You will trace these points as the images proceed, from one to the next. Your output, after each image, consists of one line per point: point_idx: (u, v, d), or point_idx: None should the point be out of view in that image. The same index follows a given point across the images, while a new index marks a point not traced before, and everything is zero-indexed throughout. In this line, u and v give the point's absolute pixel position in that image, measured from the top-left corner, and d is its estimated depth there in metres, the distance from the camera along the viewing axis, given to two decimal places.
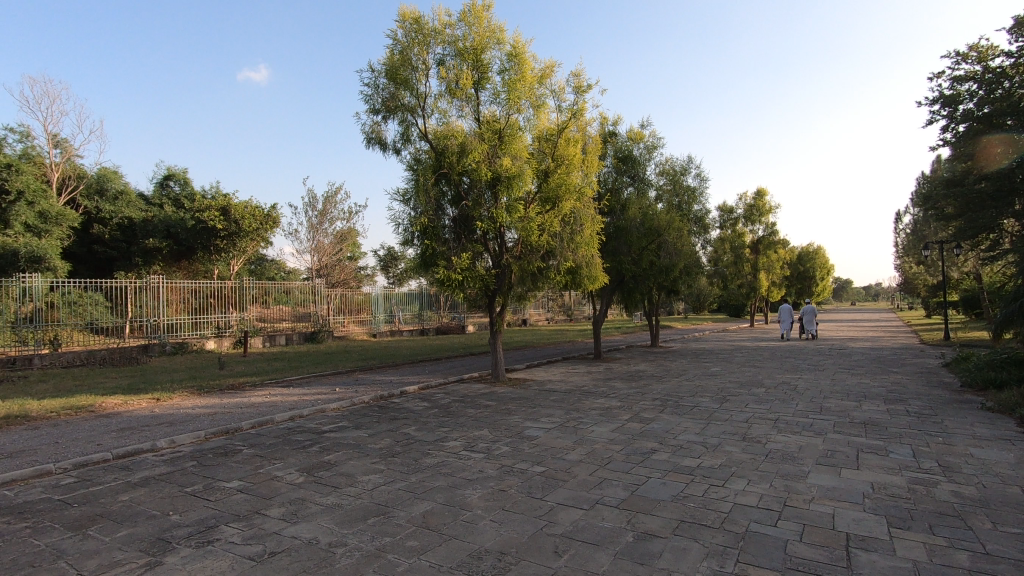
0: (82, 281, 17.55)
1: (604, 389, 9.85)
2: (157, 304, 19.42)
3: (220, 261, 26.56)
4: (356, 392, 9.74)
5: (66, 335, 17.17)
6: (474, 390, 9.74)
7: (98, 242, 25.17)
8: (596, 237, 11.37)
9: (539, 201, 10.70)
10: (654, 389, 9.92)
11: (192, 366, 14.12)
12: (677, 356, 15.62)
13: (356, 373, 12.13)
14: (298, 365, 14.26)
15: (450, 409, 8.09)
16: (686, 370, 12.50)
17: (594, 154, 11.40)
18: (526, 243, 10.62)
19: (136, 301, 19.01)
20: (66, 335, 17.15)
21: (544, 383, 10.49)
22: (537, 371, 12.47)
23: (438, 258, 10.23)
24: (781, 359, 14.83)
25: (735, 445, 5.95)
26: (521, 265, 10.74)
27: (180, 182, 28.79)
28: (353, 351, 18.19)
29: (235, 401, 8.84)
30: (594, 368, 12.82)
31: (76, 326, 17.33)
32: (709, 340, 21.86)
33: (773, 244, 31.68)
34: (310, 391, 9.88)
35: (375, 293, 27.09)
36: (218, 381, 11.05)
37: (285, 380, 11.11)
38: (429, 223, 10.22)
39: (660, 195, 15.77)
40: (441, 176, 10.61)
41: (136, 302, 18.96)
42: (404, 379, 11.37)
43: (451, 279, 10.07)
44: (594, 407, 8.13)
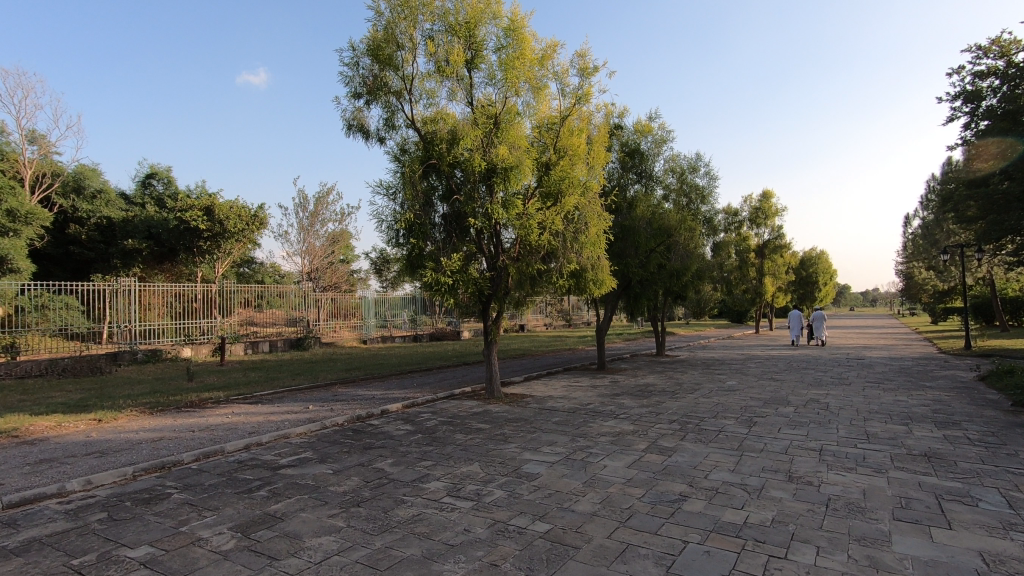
0: (53, 283, 16.27)
1: (612, 407, 8.72)
2: (131, 309, 18.00)
3: (204, 263, 25.37)
4: (331, 411, 8.58)
5: (30, 340, 15.97)
6: (465, 409, 8.59)
7: (75, 243, 23.98)
8: (602, 236, 10.24)
9: (540, 196, 9.62)
10: (669, 407, 8.78)
11: (160, 377, 12.92)
12: (687, 367, 14.50)
13: (336, 387, 10.95)
14: (276, 375, 13.10)
15: (435, 434, 6.94)
16: (700, 383, 11.37)
17: (600, 145, 10.30)
18: (525, 243, 9.51)
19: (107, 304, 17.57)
20: (31, 340, 15.97)
21: (544, 400, 9.34)
22: (535, 384, 11.32)
23: (426, 260, 9.09)
24: (800, 371, 13.72)
25: (783, 490, 4.81)
26: (520, 268, 9.60)
27: (164, 181, 27.62)
28: (339, 359, 17.00)
29: (188, 424, 7.65)
30: (598, 381, 11.67)
31: (42, 331, 16.12)
32: (717, 348, 20.76)
33: (779, 248, 30.62)
34: (280, 410, 8.70)
35: (366, 296, 25.87)
36: (180, 396, 9.88)
37: (255, 395, 9.93)
38: (416, 220, 9.09)
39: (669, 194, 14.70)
40: (430, 168, 9.48)
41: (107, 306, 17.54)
42: (388, 394, 10.19)
43: (440, 283, 8.91)
44: (603, 432, 6.99)
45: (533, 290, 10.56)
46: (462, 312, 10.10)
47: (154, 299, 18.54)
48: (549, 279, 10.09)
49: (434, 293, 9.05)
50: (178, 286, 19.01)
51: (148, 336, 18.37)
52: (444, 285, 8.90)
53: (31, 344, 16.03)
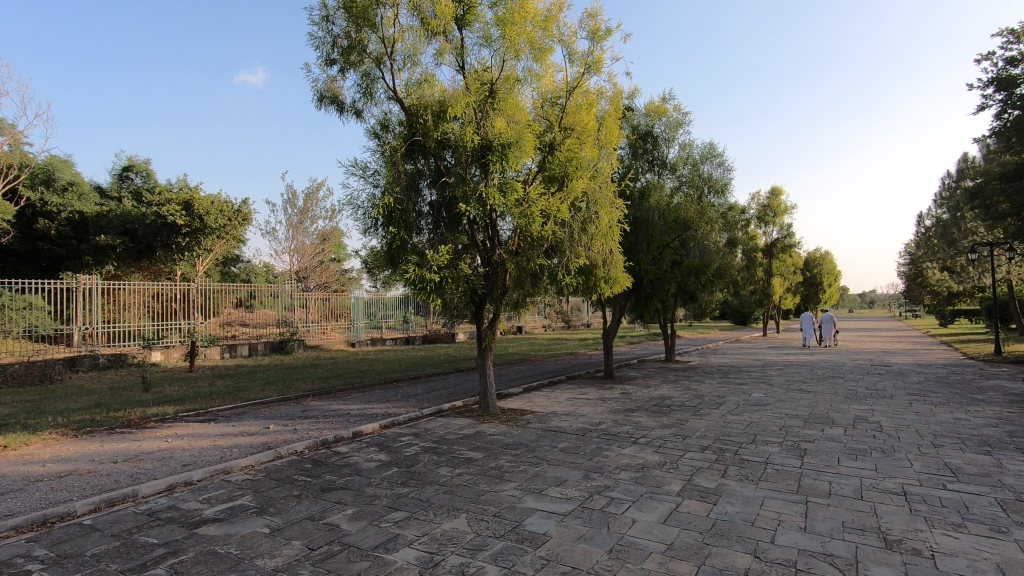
0: (19, 284, 14.82)
1: (629, 429, 7.33)
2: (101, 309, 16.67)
3: (183, 260, 23.91)
4: (293, 432, 7.19)
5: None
6: (453, 432, 7.20)
7: (45, 239, 22.59)
8: (616, 227, 8.85)
9: (542, 180, 8.29)
10: (696, 428, 7.41)
11: (115, 387, 11.52)
12: (702, 375, 13.15)
13: (308, 400, 9.55)
14: (245, 384, 11.75)
15: (413, 468, 5.55)
16: (723, 396, 10.00)
17: (613, 123, 8.94)
18: (524, 233, 8.13)
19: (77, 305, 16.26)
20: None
21: (547, 418, 7.96)
22: (536, 397, 9.94)
23: (409, 253, 7.68)
24: (828, 380, 12.35)
25: (887, 568, 3.45)
26: (519, 263, 8.21)
27: (142, 174, 26.21)
28: (322, 365, 15.57)
29: (114, 451, 6.25)
30: (607, 393, 10.30)
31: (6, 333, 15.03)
32: (728, 353, 19.44)
33: (788, 247, 29.25)
34: (232, 431, 7.31)
35: (356, 296, 24.45)
36: (124, 411, 8.50)
37: (210, 411, 8.54)
38: (397, 207, 7.72)
39: (680, 184, 12.53)
40: (415, 146, 8.12)
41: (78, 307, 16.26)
42: (365, 410, 8.78)
43: (425, 281, 7.49)
44: (623, 466, 5.61)
45: (534, 290, 9.17)
46: (453, 316, 8.67)
47: (130, 298, 17.11)
48: (553, 277, 8.70)
49: (417, 292, 7.62)
50: (152, 283, 17.54)
51: (112, 339, 16.74)
52: (431, 284, 7.49)
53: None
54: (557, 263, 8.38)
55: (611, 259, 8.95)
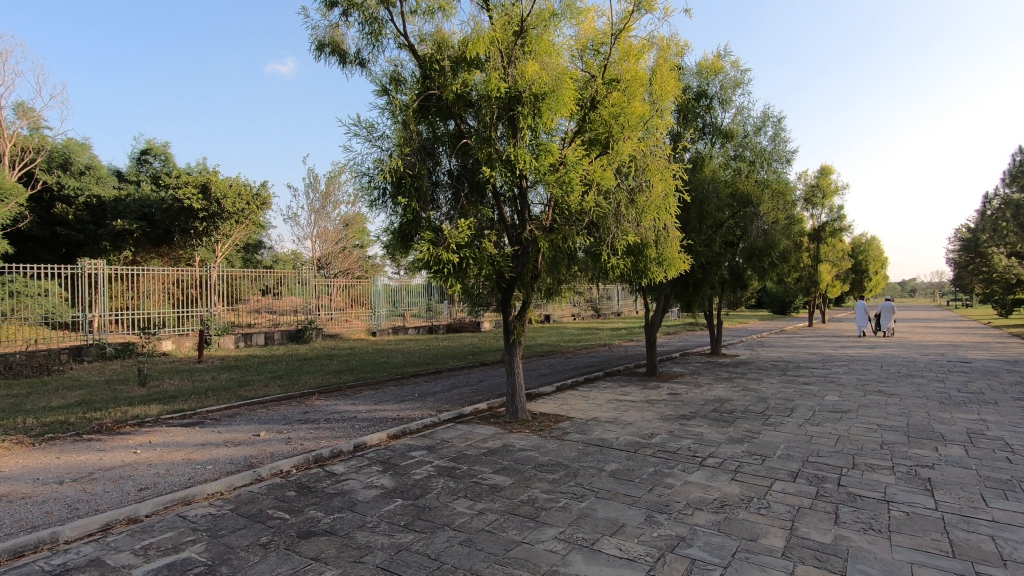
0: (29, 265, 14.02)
1: (691, 445, 5.95)
2: (120, 294, 15.87)
3: (201, 246, 23.17)
4: (286, 443, 6.03)
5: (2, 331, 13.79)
6: (475, 445, 5.93)
7: (63, 224, 22.14)
8: (670, 199, 7.35)
9: (581, 142, 6.90)
10: (775, 445, 5.98)
11: (112, 380, 10.63)
12: (758, 372, 11.59)
13: (313, 400, 8.41)
14: (250, 378, 10.74)
15: (422, 502, 4.28)
16: (792, 400, 8.52)
17: (666, 73, 7.42)
18: (560, 205, 6.77)
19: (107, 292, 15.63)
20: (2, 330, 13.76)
21: (588, 429, 6.62)
22: (572, 398, 8.62)
23: (423, 228, 6.38)
24: (908, 380, 10.70)
25: None
26: (555, 240, 6.84)
27: (161, 158, 25.58)
28: (338, 356, 14.51)
29: (65, 467, 5.17)
30: (653, 394, 8.91)
31: (22, 320, 13.93)
32: (777, 345, 17.74)
33: (838, 231, 26.88)
34: (215, 440, 6.18)
35: (378, 283, 23.39)
36: (105, 412, 7.49)
37: (199, 413, 7.46)
38: (408, 173, 6.42)
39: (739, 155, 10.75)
40: (430, 102, 6.81)
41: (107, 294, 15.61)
42: (375, 414, 7.59)
43: (441, 263, 6.18)
44: (697, 505, 4.24)
45: (572, 277, 7.78)
46: (476, 306, 7.34)
47: (148, 283, 16.45)
48: (594, 259, 7.32)
49: (432, 276, 6.33)
50: (167, 268, 16.79)
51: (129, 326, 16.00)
52: (449, 266, 6.18)
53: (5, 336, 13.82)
54: (600, 242, 6.96)
55: (664, 238, 7.52)
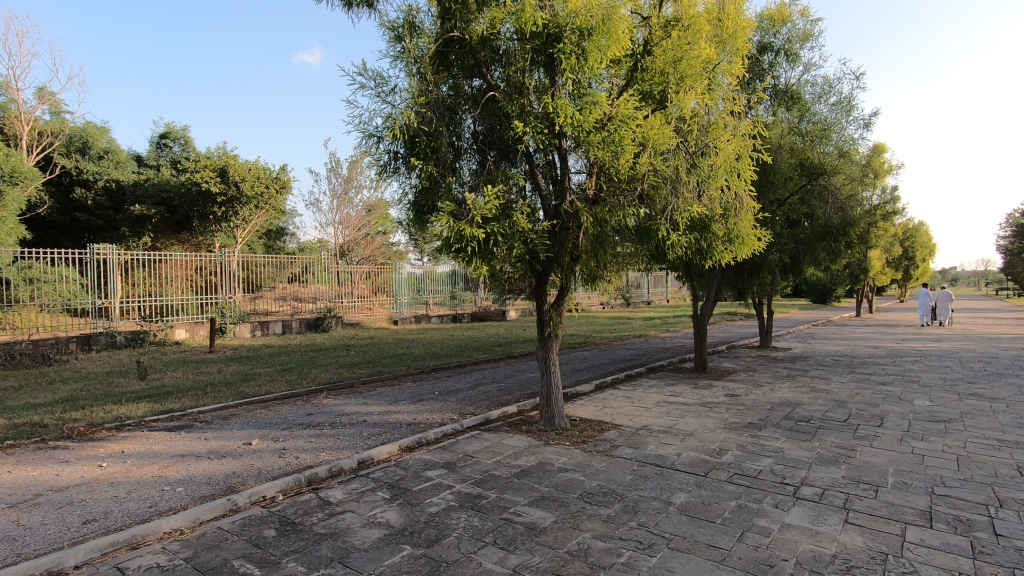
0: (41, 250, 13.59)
1: (774, 468, 4.75)
2: (140, 280, 15.26)
3: (220, 231, 22.55)
4: (279, 456, 5.03)
5: (17, 318, 13.28)
6: (505, 462, 4.84)
7: (83, 209, 21.71)
8: (742, 164, 6.07)
9: (633, 94, 5.70)
10: (882, 469, 4.74)
11: (113, 373, 9.83)
12: (822, 369, 10.23)
13: (320, 399, 7.43)
14: (258, 372, 9.83)
15: (438, 553, 3.21)
16: (876, 406, 7.20)
17: (735, 11, 6.11)
18: (605, 170, 5.61)
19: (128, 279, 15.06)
20: (16, 318, 13.24)
21: (640, 441, 5.47)
22: (614, 399, 7.46)
23: (443, 199, 5.26)
24: (1003, 380, 9.22)
25: None
26: (601, 213, 5.68)
27: (180, 142, 25.01)
28: (356, 347, 13.60)
29: (9, 488, 4.24)
30: (709, 396, 7.69)
31: (40, 307, 13.57)
32: (831, 337, 16.21)
33: (891, 214, 24.84)
34: (198, 451, 5.22)
35: (401, 271, 22.47)
36: (87, 409, 6.62)
37: (190, 413, 6.53)
38: (423, 131, 5.30)
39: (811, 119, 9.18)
40: (450, 51, 5.68)
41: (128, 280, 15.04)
42: (388, 417, 6.57)
43: (464, 239, 5.06)
44: (813, 567, 3.07)
45: (619, 260, 6.61)
46: (505, 293, 6.21)
47: (167, 269, 15.71)
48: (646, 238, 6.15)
49: (454, 257, 5.26)
50: (188, 254, 16.16)
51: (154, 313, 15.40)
52: (475, 243, 5.08)
53: (18, 323, 13.27)
54: (655, 218, 5.79)
55: (732, 212, 6.30)
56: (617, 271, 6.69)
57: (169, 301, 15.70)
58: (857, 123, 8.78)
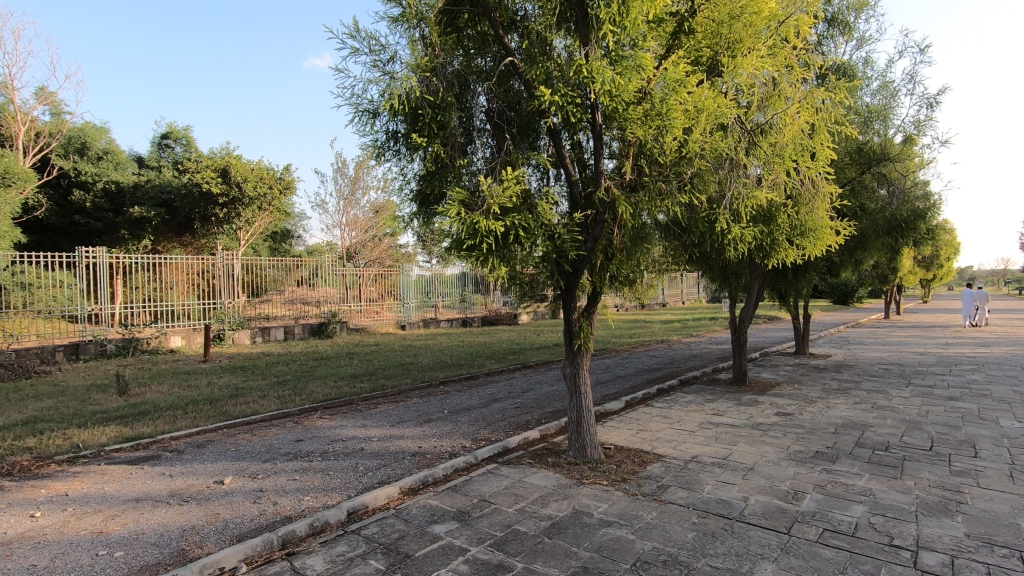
0: (37, 254, 12.89)
1: (872, 521, 3.75)
2: (142, 284, 14.57)
3: (222, 233, 21.76)
4: (253, 502, 4.10)
5: (14, 324, 12.46)
6: (532, 513, 3.86)
7: (82, 212, 21.01)
8: (810, 143, 5.07)
9: (681, 57, 4.72)
10: (1011, 522, 3.72)
11: (92, 387, 8.95)
12: (875, 381, 9.17)
13: (313, 421, 6.51)
14: (250, 385, 8.91)
15: None
16: (958, 429, 6.15)
17: None
18: (645, 149, 4.68)
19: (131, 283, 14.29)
20: (13, 324, 12.38)
21: (694, 480, 4.47)
22: (650, 420, 6.47)
23: (453, 186, 4.32)
24: None
25: None
26: (642, 202, 4.71)
27: (182, 142, 24.33)
28: (360, 355, 12.68)
29: None
30: (758, 417, 6.66)
31: (38, 314, 12.76)
32: (870, 343, 15.06)
33: None
34: (157, 494, 4.30)
35: (409, 273, 21.58)
36: (45, 435, 5.75)
37: (161, 440, 5.62)
38: (426, 103, 4.36)
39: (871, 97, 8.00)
40: (458, 9, 4.75)
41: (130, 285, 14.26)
42: (389, 444, 5.63)
43: (478, 233, 4.11)
44: None
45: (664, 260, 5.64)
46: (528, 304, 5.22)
47: (166, 273, 14.91)
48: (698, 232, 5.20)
49: (466, 257, 4.33)
50: (193, 257, 15.47)
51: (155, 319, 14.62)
52: (491, 239, 4.15)
53: (16, 329, 12.48)
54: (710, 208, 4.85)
55: (802, 199, 5.38)
56: (663, 273, 5.69)
57: (169, 307, 14.93)
58: (921, 102, 7.60)
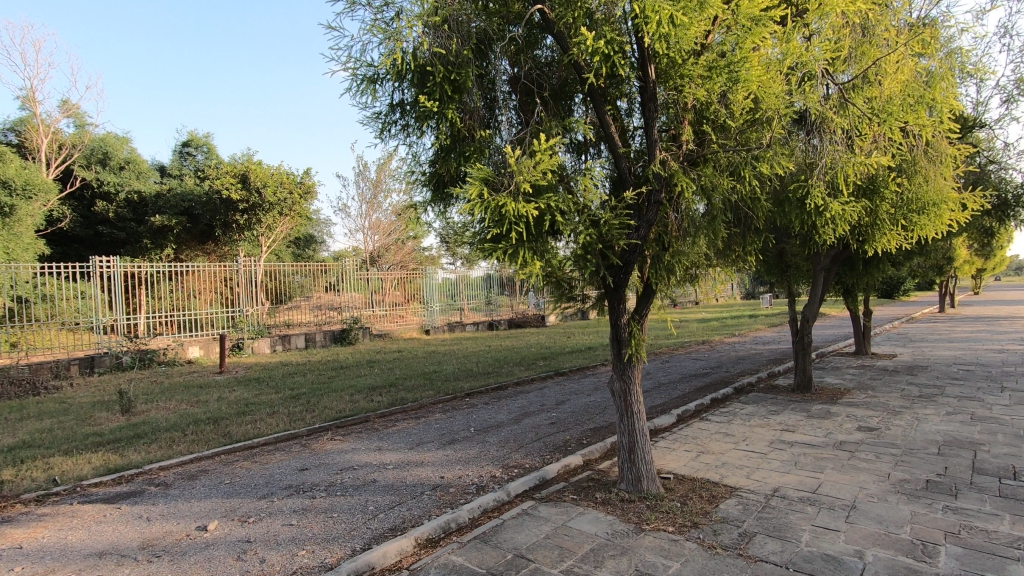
0: (56, 265, 12.62)
1: None
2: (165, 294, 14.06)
3: (244, 239, 21.41)
4: (237, 558, 3.33)
5: (39, 337, 12.29)
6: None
7: (105, 223, 20.89)
8: (917, 96, 4.10)
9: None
10: None
11: (97, 405, 8.38)
12: (962, 385, 7.99)
13: (322, 444, 5.75)
14: (262, 401, 8.22)
15: None
16: None
17: None
18: (706, 113, 3.83)
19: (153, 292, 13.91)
20: (35, 336, 12.16)
21: (784, 526, 3.54)
22: (710, 439, 5.52)
23: (473, 164, 3.49)
24: None
25: None
26: (708, 176, 3.84)
27: (203, 150, 24.17)
28: (381, 363, 11.96)
29: None
30: (839, 434, 5.64)
31: (60, 325, 12.41)
32: (936, 340, 13.70)
33: None
34: (126, 547, 3.56)
35: (433, 276, 20.88)
36: (25, 465, 5.11)
37: (148, 472, 4.91)
38: (437, 60, 3.52)
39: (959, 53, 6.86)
40: None
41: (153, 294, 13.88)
42: (407, 473, 4.83)
43: (506, 219, 3.28)
44: None
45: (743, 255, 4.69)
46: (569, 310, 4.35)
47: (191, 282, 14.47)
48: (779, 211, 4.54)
49: (492, 250, 3.50)
50: (214, 265, 14.94)
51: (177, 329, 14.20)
52: (523, 226, 3.33)
53: (38, 342, 12.26)
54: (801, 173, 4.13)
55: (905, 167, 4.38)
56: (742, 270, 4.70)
57: (191, 316, 14.49)
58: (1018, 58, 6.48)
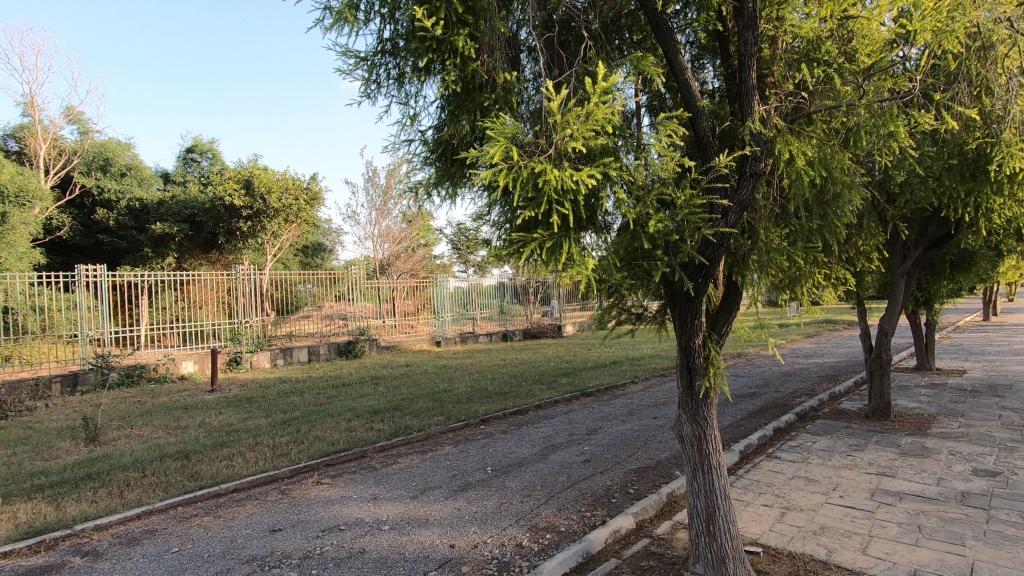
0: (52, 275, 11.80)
1: None
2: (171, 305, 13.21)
3: (248, 248, 20.57)
4: None
5: (29, 351, 11.37)
6: None
7: (106, 231, 20.13)
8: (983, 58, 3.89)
9: None
10: None
11: (64, 432, 7.37)
12: None
13: (305, 491, 4.66)
14: (248, 427, 7.16)
15: None
16: None
17: None
18: (819, 54, 2.84)
19: (156, 304, 13.13)
20: (28, 350, 11.29)
21: None
22: (791, 489, 4.34)
23: (495, 116, 2.45)
24: None
25: None
26: (819, 139, 2.83)
27: (208, 156, 23.47)
28: (387, 380, 10.88)
29: None
30: (955, 482, 4.44)
31: (57, 338, 11.58)
32: (1002, 353, 12.28)
33: None
34: None
35: (444, 285, 19.78)
36: None
37: (77, 535, 3.85)
38: None
39: None
40: None
41: (156, 305, 13.09)
42: (406, 539, 3.71)
43: (546, 191, 2.23)
44: None
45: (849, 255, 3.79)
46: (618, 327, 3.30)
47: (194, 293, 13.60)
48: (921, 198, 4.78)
49: (524, 241, 2.45)
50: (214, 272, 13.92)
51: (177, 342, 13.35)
52: (571, 203, 2.28)
53: (31, 356, 11.34)
54: (959, 142, 4.37)
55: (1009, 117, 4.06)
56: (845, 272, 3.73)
57: (199, 327, 13.69)
58: None
